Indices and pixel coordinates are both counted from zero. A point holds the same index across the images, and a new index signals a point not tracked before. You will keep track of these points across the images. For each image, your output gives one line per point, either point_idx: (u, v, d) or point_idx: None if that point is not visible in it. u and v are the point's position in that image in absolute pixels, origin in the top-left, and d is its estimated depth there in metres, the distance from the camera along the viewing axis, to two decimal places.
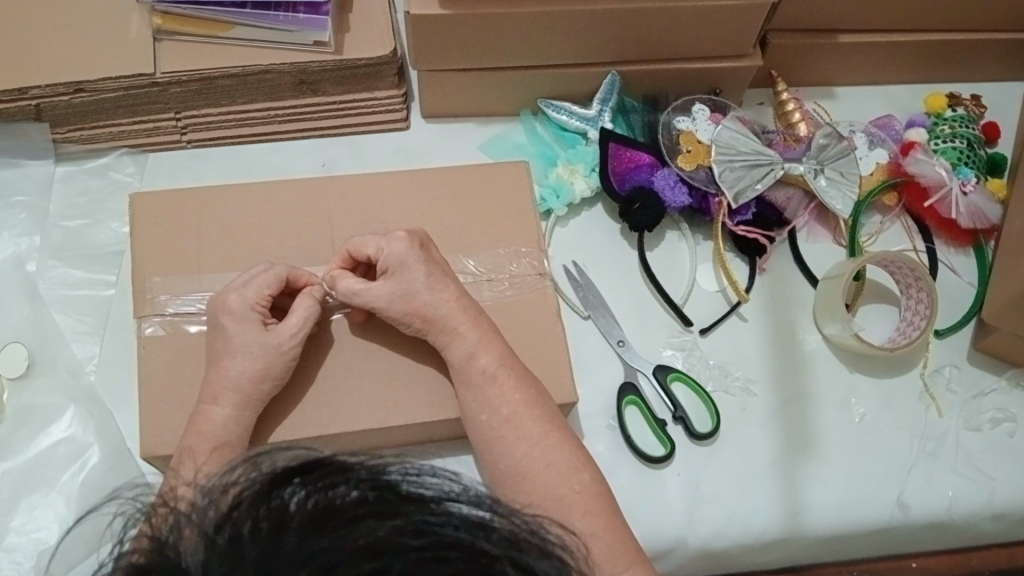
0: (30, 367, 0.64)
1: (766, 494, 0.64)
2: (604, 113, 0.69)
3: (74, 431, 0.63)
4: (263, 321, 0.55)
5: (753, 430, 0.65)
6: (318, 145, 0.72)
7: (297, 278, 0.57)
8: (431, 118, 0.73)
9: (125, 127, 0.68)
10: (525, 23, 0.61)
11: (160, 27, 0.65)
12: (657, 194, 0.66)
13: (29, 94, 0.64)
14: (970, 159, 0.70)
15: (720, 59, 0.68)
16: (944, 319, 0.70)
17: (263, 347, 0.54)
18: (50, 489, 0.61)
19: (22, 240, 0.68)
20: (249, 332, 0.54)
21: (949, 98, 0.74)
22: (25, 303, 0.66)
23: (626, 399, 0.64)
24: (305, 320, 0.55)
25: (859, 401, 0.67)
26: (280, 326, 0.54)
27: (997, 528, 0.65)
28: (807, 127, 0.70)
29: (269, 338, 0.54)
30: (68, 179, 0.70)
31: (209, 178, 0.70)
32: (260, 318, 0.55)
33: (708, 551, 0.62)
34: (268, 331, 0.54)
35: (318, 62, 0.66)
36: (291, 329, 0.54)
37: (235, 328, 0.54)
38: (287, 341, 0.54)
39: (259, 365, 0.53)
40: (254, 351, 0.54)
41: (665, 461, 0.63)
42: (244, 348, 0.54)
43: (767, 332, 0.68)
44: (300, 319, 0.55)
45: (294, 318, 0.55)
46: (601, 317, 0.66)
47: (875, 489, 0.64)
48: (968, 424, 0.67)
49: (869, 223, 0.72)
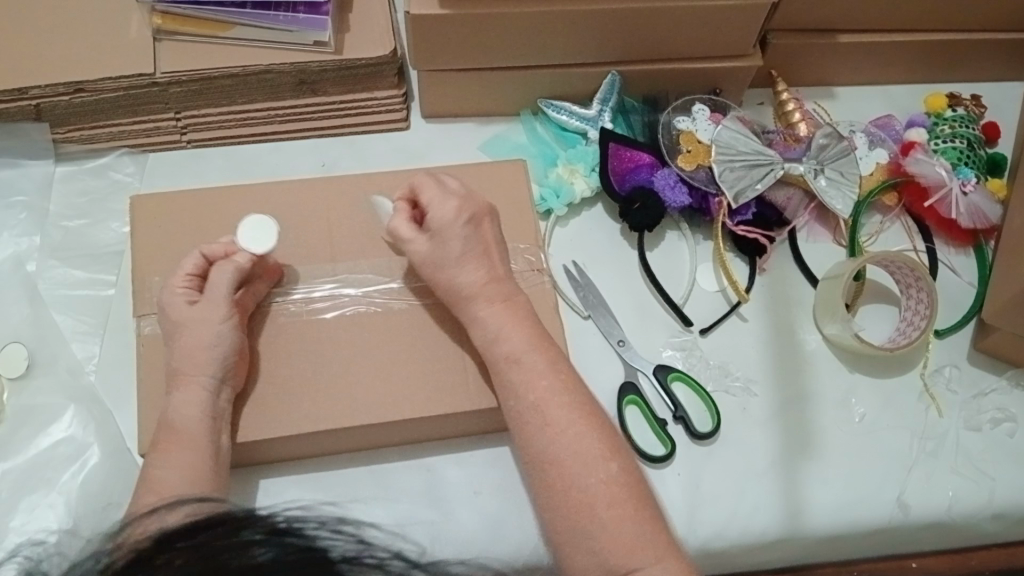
0: (30, 367, 0.64)
1: (766, 495, 0.63)
2: (604, 113, 0.69)
3: (75, 431, 0.62)
4: (195, 297, 0.56)
5: (753, 431, 0.65)
6: (318, 145, 0.72)
7: (214, 252, 0.57)
8: (432, 118, 0.73)
9: (125, 127, 0.68)
10: (525, 23, 0.61)
11: (160, 27, 0.65)
12: (656, 193, 0.66)
13: (29, 94, 0.64)
14: (970, 159, 0.70)
15: (720, 59, 0.68)
16: (944, 319, 0.70)
17: (193, 324, 0.55)
18: (50, 490, 0.61)
19: (22, 240, 0.68)
20: (179, 313, 0.56)
21: (949, 98, 0.74)
22: (25, 303, 0.66)
23: (626, 399, 0.64)
24: (222, 288, 0.55)
25: (859, 401, 0.67)
26: (207, 300, 0.55)
27: (997, 528, 0.65)
28: (807, 127, 0.70)
29: (196, 313, 0.55)
30: (68, 179, 0.70)
31: (209, 177, 0.70)
32: (185, 297, 0.56)
33: (708, 551, 0.62)
34: (194, 306, 0.56)
35: (318, 62, 0.66)
36: (215, 296, 0.55)
37: (170, 309, 0.56)
38: (212, 310, 0.55)
39: (193, 341, 0.55)
40: (189, 329, 0.55)
41: (665, 461, 0.63)
42: (179, 326, 0.55)
43: (767, 332, 0.68)
44: (213, 283, 0.55)
45: (214, 288, 0.55)
46: (601, 317, 0.66)
47: (875, 490, 0.64)
48: (968, 424, 0.67)
49: (869, 223, 0.72)
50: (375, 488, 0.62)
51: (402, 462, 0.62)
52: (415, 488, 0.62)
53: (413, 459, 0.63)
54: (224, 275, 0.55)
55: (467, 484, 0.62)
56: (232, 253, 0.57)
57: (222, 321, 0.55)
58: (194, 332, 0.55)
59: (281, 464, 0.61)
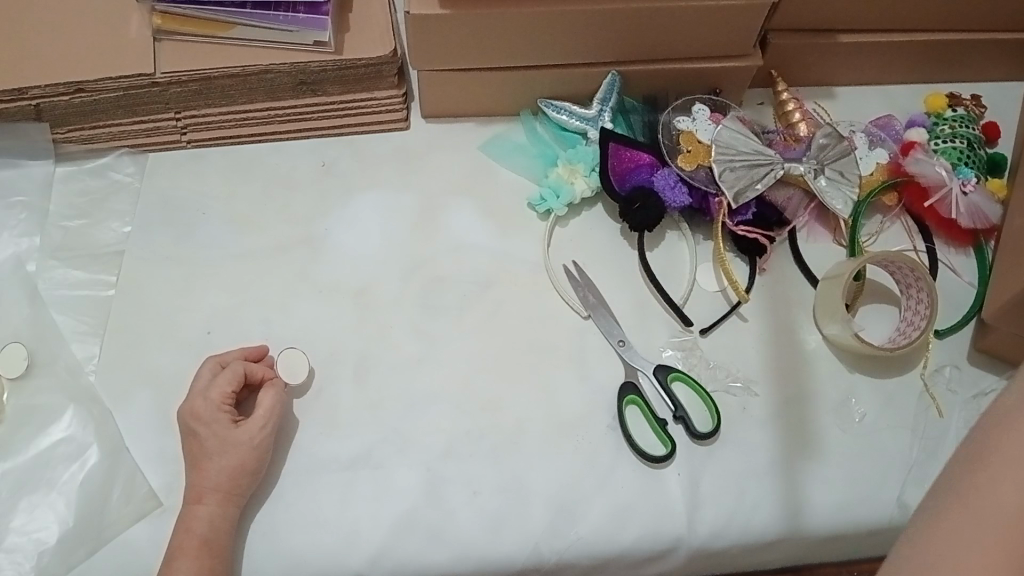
0: (29, 367, 0.64)
1: (765, 493, 0.63)
2: (604, 113, 0.68)
3: (75, 431, 0.62)
4: (231, 418, 0.59)
5: (812, 442, 0.65)
6: (319, 145, 0.72)
7: (253, 372, 0.61)
8: (432, 118, 0.73)
9: (125, 127, 0.69)
10: (525, 24, 0.62)
11: (159, 27, 0.66)
12: (656, 194, 0.66)
13: (29, 94, 0.64)
14: (970, 159, 0.71)
15: (720, 59, 0.69)
16: (943, 319, 0.70)
17: (238, 447, 0.58)
18: (51, 489, 0.61)
19: (22, 240, 0.67)
20: (218, 436, 0.58)
21: (948, 98, 0.75)
22: (25, 303, 0.65)
23: (626, 400, 0.64)
24: (269, 412, 0.60)
25: (859, 401, 0.67)
26: (252, 427, 0.59)
27: None
28: (806, 127, 0.70)
29: (237, 437, 0.58)
30: (68, 180, 0.70)
31: (208, 177, 0.70)
32: (229, 418, 0.59)
33: (708, 550, 0.62)
34: (237, 429, 0.59)
35: (318, 62, 0.67)
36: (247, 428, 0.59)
37: (207, 432, 0.58)
38: (254, 437, 0.58)
39: (235, 463, 0.58)
40: (223, 454, 0.58)
41: (666, 460, 0.63)
42: (219, 450, 0.58)
43: (767, 331, 0.68)
44: (266, 410, 0.59)
45: (260, 411, 0.59)
46: (601, 317, 0.66)
47: (876, 489, 0.64)
48: (968, 424, 0.67)
49: (869, 223, 0.72)
50: (375, 488, 0.62)
51: (402, 460, 0.62)
52: (415, 487, 0.62)
53: (413, 458, 0.62)
54: (270, 401, 0.60)
55: (466, 485, 0.62)
56: (269, 379, 0.62)
57: (263, 448, 0.59)
58: (224, 457, 0.58)
59: (285, 459, 0.62)
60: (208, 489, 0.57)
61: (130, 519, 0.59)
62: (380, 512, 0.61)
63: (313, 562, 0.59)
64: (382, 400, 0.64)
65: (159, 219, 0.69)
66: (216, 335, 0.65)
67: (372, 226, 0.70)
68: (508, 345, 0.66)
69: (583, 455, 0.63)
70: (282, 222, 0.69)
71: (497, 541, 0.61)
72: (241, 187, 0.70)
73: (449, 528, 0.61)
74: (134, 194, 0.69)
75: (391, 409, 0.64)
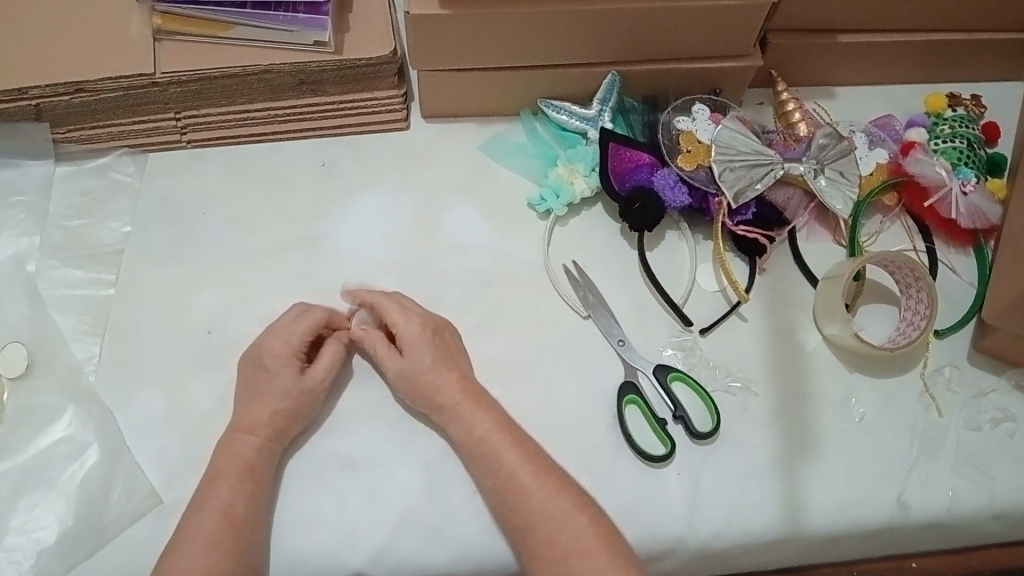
0: (29, 367, 0.64)
1: (765, 493, 0.63)
2: (604, 113, 0.69)
3: (75, 430, 0.62)
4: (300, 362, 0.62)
5: (811, 443, 0.65)
6: (318, 145, 0.72)
7: (331, 320, 0.64)
8: (431, 118, 0.73)
9: (125, 127, 0.68)
10: (525, 23, 0.62)
11: (160, 27, 0.66)
12: (656, 193, 0.66)
13: (29, 94, 0.64)
14: (970, 159, 0.71)
15: (721, 59, 0.69)
16: (944, 319, 0.70)
17: (300, 391, 0.60)
18: (51, 488, 0.61)
19: (22, 240, 0.67)
20: (286, 375, 0.61)
21: (949, 98, 0.75)
22: (25, 303, 0.65)
23: (626, 399, 0.64)
24: (333, 365, 0.62)
25: (859, 401, 0.67)
26: (319, 373, 0.61)
27: (997, 527, 0.65)
28: (807, 127, 0.70)
29: (305, 382, 0.61)
30: (68, 179, 0.70)
31: (208, 178, 0.70)
32: (298, 363, 0.62)
33: (708, 550, 0.62)
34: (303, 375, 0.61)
35: (318, 62, 0.67)
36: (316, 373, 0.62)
37: (276, 368, 0.61)
38: (319, 384, 0.61)
39: (295, 406, 0.60)
40: (285, 395, 0.60)
41: (665, 460, 0.63)
42: (283, 389, 0.60)
43: (767, 331, 0.68)
44: (332, 361, 0.62)
45: (325, 362, 0.62)
46: (600, 317, 0.66)
47: (876, 489, 0.64)
48: (968, 424, 0.66)
49: (869, 223, 0.72)
50: (373, 488, 0.62)
51: (401, 460, 0.62)
52: (413, 487, 0.62)
53: (412, 458, 0.63)
54: (337, 353, 0.62)
55: (465, 485, 0.62)
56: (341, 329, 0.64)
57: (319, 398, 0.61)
58: (285, 398, 0.60)
59: (284, 457, 0.62)
60: (260, 422, 0.59)
61: (129, 518, 0.59)
62: (379, 512, 0.61)
63: (314, 561, 0.59)
64: (380, 399, 0.64)
65: (158, 219, 0.69)
66: (216, 334, 0.65)
67: (371, 225, 0.70)
68: (507, 346, 0.66)
69: (582, 455, 0.63)
70: (282, 222, 0.69)
71: (495, 541, 0.61)
72: (241, 186, 0.70)
73: (449, 527, 0.61)
74: (134, 194, 0.69)
75: (391, 409, 0.64)
